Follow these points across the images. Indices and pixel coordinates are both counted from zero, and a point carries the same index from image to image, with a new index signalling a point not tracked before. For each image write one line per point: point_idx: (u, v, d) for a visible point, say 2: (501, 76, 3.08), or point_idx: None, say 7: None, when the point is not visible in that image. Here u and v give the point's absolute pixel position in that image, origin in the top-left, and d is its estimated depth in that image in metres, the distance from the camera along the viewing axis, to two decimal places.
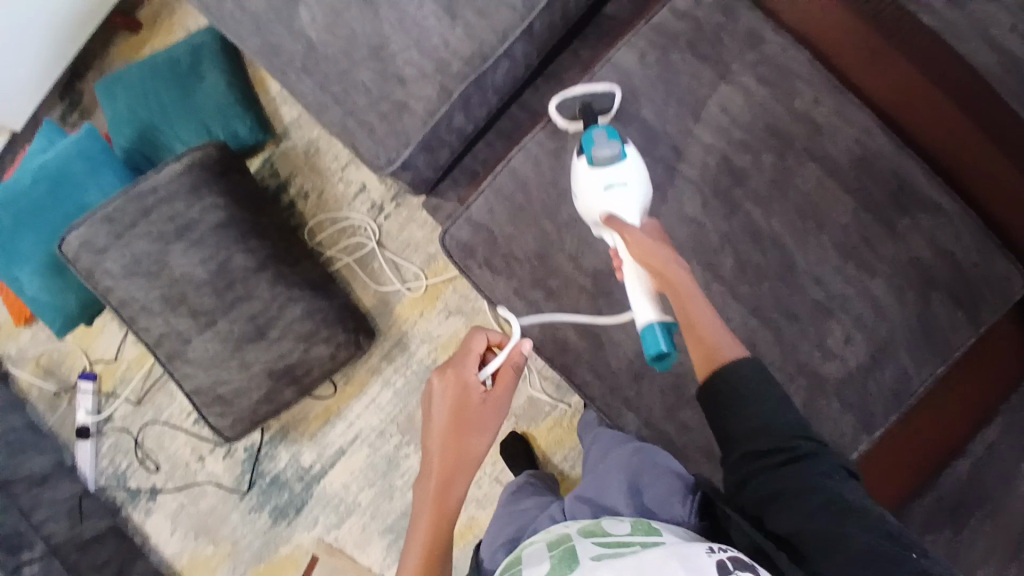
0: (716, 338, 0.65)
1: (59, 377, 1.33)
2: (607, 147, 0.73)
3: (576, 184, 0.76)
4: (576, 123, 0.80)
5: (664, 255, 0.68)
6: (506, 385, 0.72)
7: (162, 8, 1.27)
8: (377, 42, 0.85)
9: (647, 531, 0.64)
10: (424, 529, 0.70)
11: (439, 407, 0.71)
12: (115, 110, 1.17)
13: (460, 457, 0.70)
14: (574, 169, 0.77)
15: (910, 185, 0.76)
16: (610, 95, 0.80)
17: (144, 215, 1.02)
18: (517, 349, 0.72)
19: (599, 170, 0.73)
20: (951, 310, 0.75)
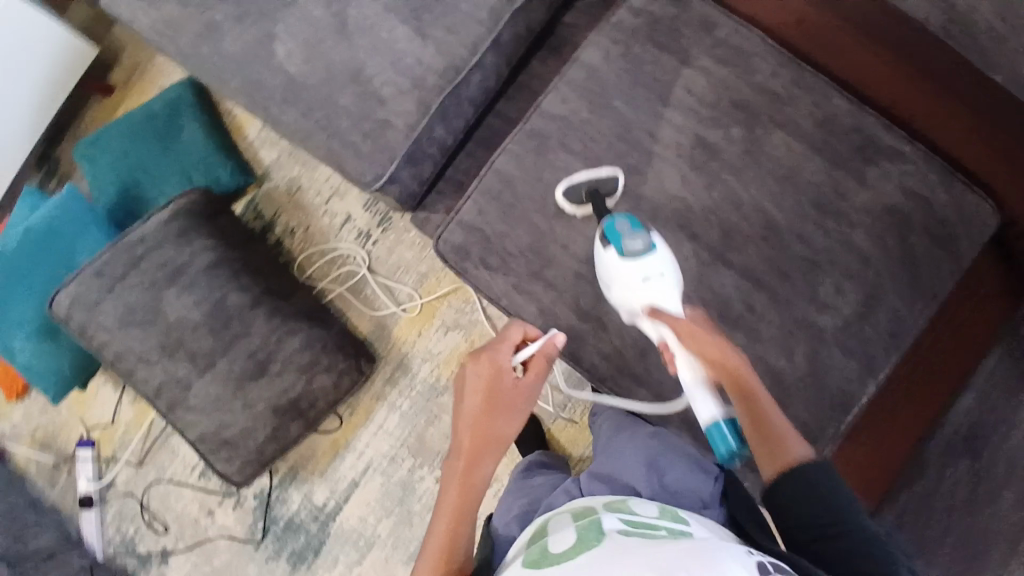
0: (785, 439, 0.65)
1: (56, 449, 1.30)
2: (637, 240, 0.74)
3: (607, 276, 0.76)
4: (585, 209, 0.82)
5: (724, 349, 0.67)
6: (538, 373, 0.76)
7: (134, 70, 1.30)
8: (354, 68, 0.89)
9: (674, 519, 0.65)
10: (450, 505, 0.71)
11: (473, 387, 0.75)
12: (96, 170, 1.19)
13: (491, 436, 0.73)
14: (602, 261, 0.76)
15: (872, 139, 0.81)
16: (615, 180, 0.83)
17: (135, 265, 1.03)
18: (551, 341, 0.76)
19: (632, 263, 0.73)
20: (931, 248, 0.79)
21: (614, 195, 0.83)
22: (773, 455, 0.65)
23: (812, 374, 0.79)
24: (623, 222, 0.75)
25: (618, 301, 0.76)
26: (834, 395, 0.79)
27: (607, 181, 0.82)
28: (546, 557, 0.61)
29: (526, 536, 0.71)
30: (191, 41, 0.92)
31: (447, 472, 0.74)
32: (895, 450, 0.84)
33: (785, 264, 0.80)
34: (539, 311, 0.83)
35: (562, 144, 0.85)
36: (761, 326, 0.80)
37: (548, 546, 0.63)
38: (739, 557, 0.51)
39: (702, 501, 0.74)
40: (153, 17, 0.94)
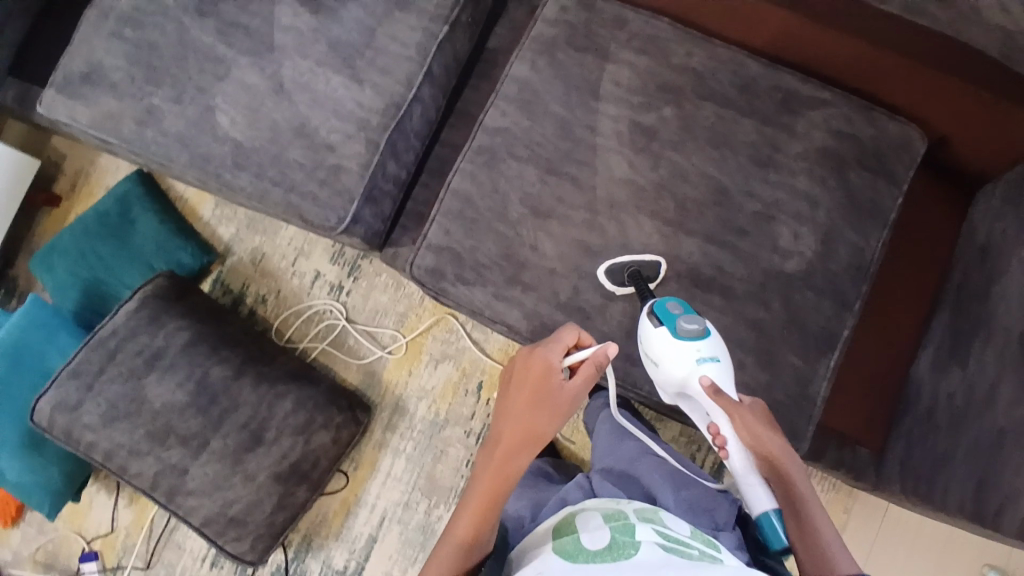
0: (832, 551, 0.66)
1: (60, 568, 1.23)
2: (693, 322, 0.76)
3: (656, 354, 0.77)
4: (625, 288, 0.84)
5: (776, 446, 0.71)
6: (588, 377, 0.74)
7: (77, 176, 1.31)
8: (298, 122, 0.92)
9: (707, 543, 0.66)
10: (481, 488, 0.72)
11: (518, 384, 0.74)
12: (56, 277, 1.18)
13: (529, 434, 0.73)
14: (651, 339, 0.78)
15: (792, 93, 0.87)
16: (658, 266, 0.84)
17: (111, 358, 1.02)
18: (602, 350, 0.73)
19: (686, 345, 0.75)
20: (869, 180, 0.85)
21: (657, 280, 0.84)
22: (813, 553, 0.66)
23: (791, 319, 0.82)
24: (676, 305, 0.78)
25: (665, 378, 0.78)
26: (816, 335, 0.82)
27: (650, 266, 0.84)
28: (580, 552, 0.63)
29: (552, 526, 0.72)
30: (134, 128, 0.94)
31: (482, 458, 0.75)
32: (884, 374, 0.88)
33: (740, 222, 0.85)
34: (522, 314, 0.85)
35: (510, 153, 0.89)
36: (733, 284, 0.83)
37: (581, 541, 0.65)
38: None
39: (715, 523, 0.76)
40: (92, 113, 0.95)
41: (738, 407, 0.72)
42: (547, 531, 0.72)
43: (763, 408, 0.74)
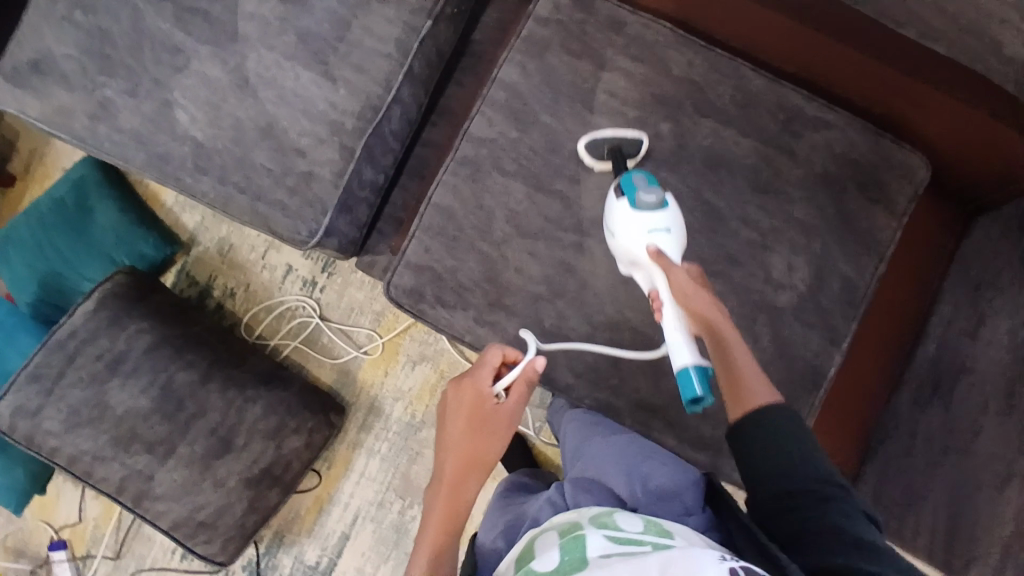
0: (753, 385, 0.64)
1: (30, 555, 1.21)
2: (650, 194, 0.73)
3: (614, 227, 0.74)
4: (603, 164, 0.82)
5: (707, 300, 0.66)
6: (521, 395, 0.73)
7: (32, 155, 1.22)
8: (265, 122, 0.85)
9: (658, 533, 0.62)
10: (432, 527, 0.72)
11: (454, 416, 0.74)
12: (12, 270, 1.12)
13: (472, 461, 0.72)
14: (611, 214, 0.75)
15: (795, 113, 0.82)
16: (639, 144, 0.81)
17: (70, 362, 0.97)
18: (530, 366, 0.72)
19: (640, 214, 0.72)
20: (867, 210, 0.81)
21: (636, 158, 0.82)
22: (737, 397, 0.64)
23: (779, 352, 0.80)
24: (640, 177, 0.74)
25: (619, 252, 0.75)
26: (803, 370, 0.80)
27: (631, 143, 0.81)
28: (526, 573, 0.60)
29: (514, 555, 0.68)
30: (86, 123, 0.86)
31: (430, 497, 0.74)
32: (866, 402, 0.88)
33: (732, 250, 0.81)
34: (504, 340, 0.82)
35: (496, 167, 0.83)
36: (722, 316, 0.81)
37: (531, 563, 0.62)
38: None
39: (685, 508, 0.72)
40: (41, 106, 0.87)
41: (674, 269, 0.69)
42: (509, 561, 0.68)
43: (697, 274, 0.70)
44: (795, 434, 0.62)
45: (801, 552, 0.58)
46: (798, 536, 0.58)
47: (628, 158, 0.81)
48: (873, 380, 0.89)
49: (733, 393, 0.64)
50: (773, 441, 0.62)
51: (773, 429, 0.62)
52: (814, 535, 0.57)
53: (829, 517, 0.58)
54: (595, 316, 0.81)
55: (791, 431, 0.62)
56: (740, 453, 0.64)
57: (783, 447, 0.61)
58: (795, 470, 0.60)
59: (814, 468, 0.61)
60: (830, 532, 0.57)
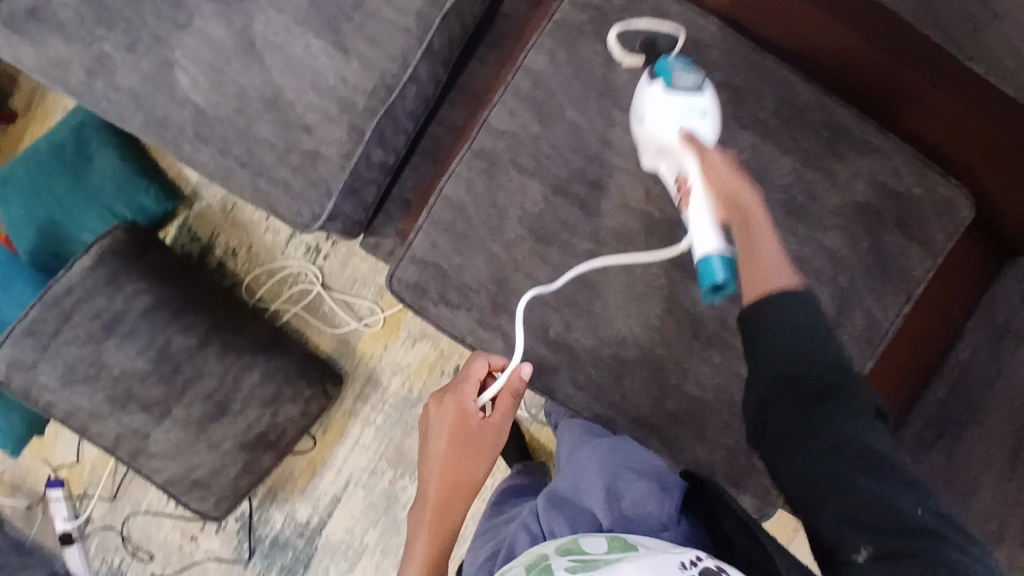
0: (774, 265, 0.59)
1: (27, 490, 1.27)
2: (688, 76, 0.69)
3: (643, 110, 0.70)
4: (634, 57, 0.76)
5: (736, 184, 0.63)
6: (506, 411, 0.77)
7: (33, 93, 1.18)
8: (270, 92, 0.79)
9: (624, 547, 0.62)
10: (423, 547, 0.79)
11: (440, 435, 0.79)
12: (10, 214, 1.09)
13: (458, 484, 0.78)
14: (642, 98, 0.71)
15: (839, 133, 0.76)
16: (675, 40, 0.76)
17: (66, 320, 0.95)
18: (516, 375, 0.75)
19: (676, 97, 0.68)
20: (900, 244, 0.77)
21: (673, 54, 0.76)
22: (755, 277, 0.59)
23: None
24: (677, 60, 0.70)
25: (646, 140, 0.71)
26: None
27: (667, 37, 0.76)
28: None
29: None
30: (81, 76, 0.81)
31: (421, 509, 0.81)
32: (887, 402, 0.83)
33: None
34: (506, 346, 0.79)
35: (513, 163, 0.78)
36: (733, 342, 0.78)
37: None
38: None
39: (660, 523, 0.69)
40: (37, 56, 0.81)
41: (709, 152, 0.66)
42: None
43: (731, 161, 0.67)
44: (811, 322, 0.56)
45: (798, 445, 0.54)
46: (798, 430, 0.54)
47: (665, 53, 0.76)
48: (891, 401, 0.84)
49: (750, 269, 0.60)
50: (787, 329, 0.56)
51: (789, 317, 0.56)
52: (818, 433, 0.54)
53: (837, 416, 0.54)
54: (603, 330, 0.79)
55: (810, 322, 0.56)
56: (748, 337, 0.58)
57: (797, 334, 0.56)
58: (807, 357, 0.55)
59: (828, 356, 0.55)
60: (836, 437, 0.53)
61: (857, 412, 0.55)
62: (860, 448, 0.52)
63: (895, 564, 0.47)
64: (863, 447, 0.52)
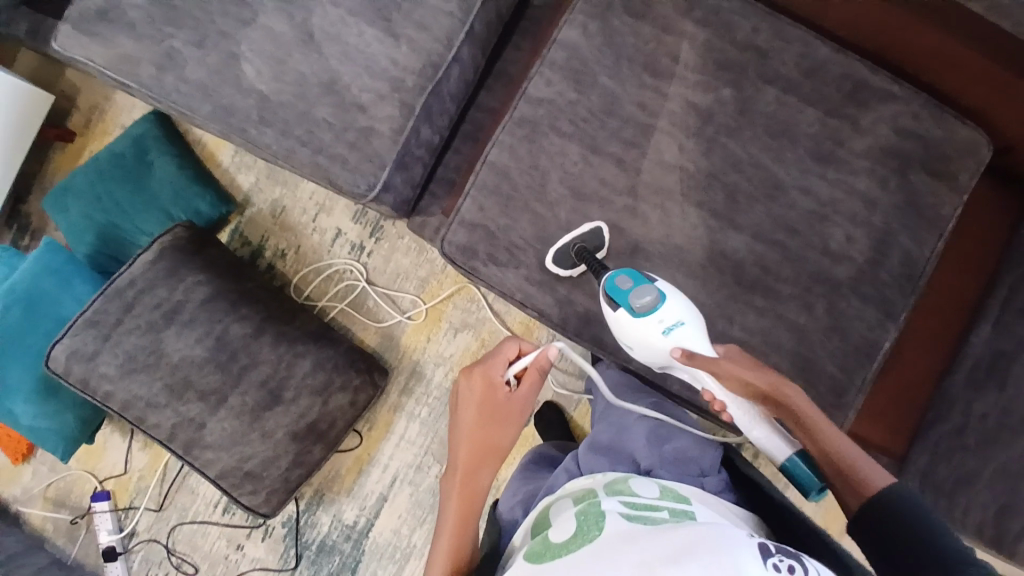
0: (857, 467, 0.62)
1: (71, 505, 1.27)
2: (644, 294, 0.71)
3: (628, 339, 0.73)
4: (577, 268, 0.81)
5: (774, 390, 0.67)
6: (532, 383, 0.85)
7: (92, 111, 1.28)
8: (327, 78, 0.86)
9: (676, 499, 0.67)
10: (453, 513, 0.78)
11: (470, 403, 0.82)
12: (69, 221, 1.16)
13: (488, 448, 0.81)
14: (616, 327, 0.74)
15: (862, 82, 0.81)
16: (600, 234, 0.81)
17: (129, 311, 0.99)
18: (545, 354, 0.84)
19: (647, 321, 0.71)
20: (930, 180, 0.80)
21: (604, 249, 0.81)
22: (848, 486, 0.62)
23: (833, 325, 0.80)
24: (624, 279, 0.73)
25: (645, 359, 0.74)
26: (857, 344, 0.80)
27: (593, 236, 0.81)
28: (547, 549, 0.62)
29: (530, 523, 0.72)
30: (152, 73, 0.89)
31: (446, 482, 0.81)
32: (926, 360, 0.87)
33: (791, 219, 0.81)
34: (555, 300, 0.83)
35: (553, 128, 0.83)
36: (778, 286, 0.80)
37: (549, 536, 0.63)
38: (751, 554, 0.53)
39: (701, 469, 0.75)
40: (107, 53, 0.90)
41: (719, 365, 0.69)
42: (528, 528, 0.72)
43: (742, 355, 0.71)
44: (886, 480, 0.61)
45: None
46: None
47: (596, 252, 0.80)
48: (932, 357, 0.87)
49: (840, 477, 0.63)
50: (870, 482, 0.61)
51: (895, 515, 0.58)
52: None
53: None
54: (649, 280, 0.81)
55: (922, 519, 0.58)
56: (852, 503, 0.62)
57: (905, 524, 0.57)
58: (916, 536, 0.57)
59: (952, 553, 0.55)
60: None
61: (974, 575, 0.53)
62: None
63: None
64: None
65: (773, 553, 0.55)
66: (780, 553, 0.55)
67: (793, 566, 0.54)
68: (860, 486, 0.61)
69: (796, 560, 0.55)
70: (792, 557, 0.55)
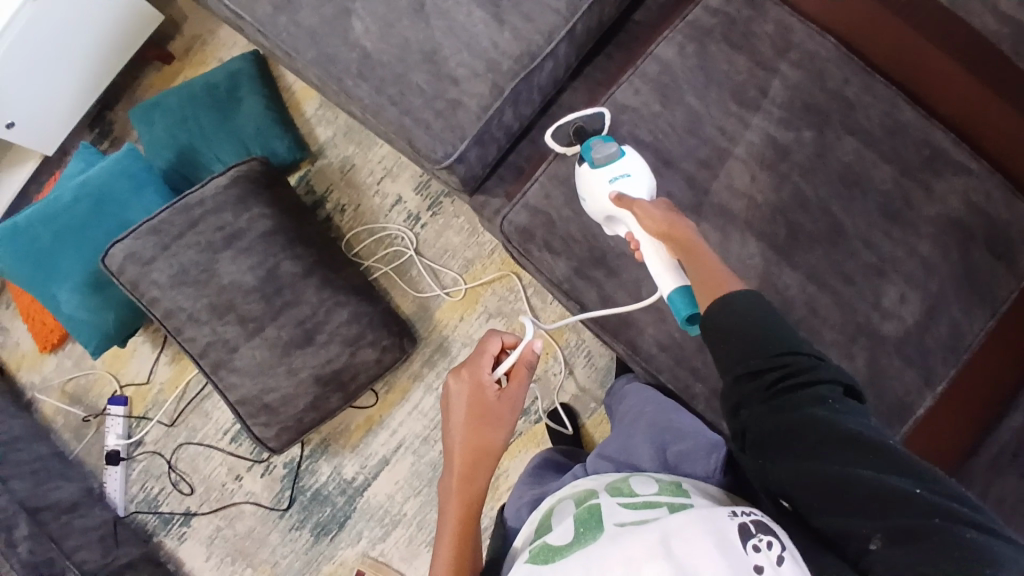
0: (719, 280, 0.65)
1: (87, 403, 1.32)
2: (605, 148, 0.79)
3: (583, 189, 0.81)
4: (573, 147, 0.86)
5: (676, 221, 0.71)
6: (521, 379, 0.83)
7: (194, 41, 1.35)
8: (429, 47, 0.90)
9: (675, 494, 0.67)
10: (452, 518, 0.80)
11: (458, 405, 0.83)
12: (152, 135, 1.22)
13: (481, 451, 0.81)
14: (578, 179, 0.82)
15: (940, 152, 0.84)
16: (601, 116, 0.86)
17: (192, 227, 1.03)
18: (529, 348, 0.83)
19: (601, 168, 0.78)
20: (990, 259, 0.83)
21: (603, 130, 0.87)
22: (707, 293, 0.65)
23: (870, 379, 0.81)
24: (596, 139, 0.81)
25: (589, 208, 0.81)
26: (891, 402, 0.81)
27: (593, 119, 0.87)
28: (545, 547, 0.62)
29: (533, 525, 0.73)
30: (269, 12, 0.93)
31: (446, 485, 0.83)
32: (954, 424, 0.84)
33: (846, 268, 0.83)
34: (601, 297, 0.85)
35: (633, 134, 0.86)
36: (823, 329, 0.82)
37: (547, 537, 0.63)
38: (729, 542, 0.54)
39: (704, 473, 0.77)
40: None
41: (640, 202, 0.75)
42: (530, 530, 0.73)
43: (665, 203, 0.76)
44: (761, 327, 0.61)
45: (779, 449, 0.59)
46: (779, 433, 0.59)
47: (592, 134, 0.86)
48: (959, 421, 0.85)
49: (703, 287, 0.66)
50: (744, 331, 0.61)
51: (733, 321, 0.62)
52: (802, 435, 0.58)
53: (814, 411, 0.58)
54: None
55: (764, 315, 0.62)
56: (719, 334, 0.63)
57: (753, 334, 0.61)
58: (769, 355, 0.60)
59: (793, 353, 0.60)
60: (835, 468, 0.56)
61: (830, 401, 0.59)
62: (862, 441, 0.56)
63: (908, 550, 0.51)
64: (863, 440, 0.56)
65: (752, 534, 0.55)
66: (763, 536, 0.55)
67: (771, 544, 0.54)
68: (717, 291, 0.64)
69: (774, 536, 0.56)
70: (775, 537, 0.55)
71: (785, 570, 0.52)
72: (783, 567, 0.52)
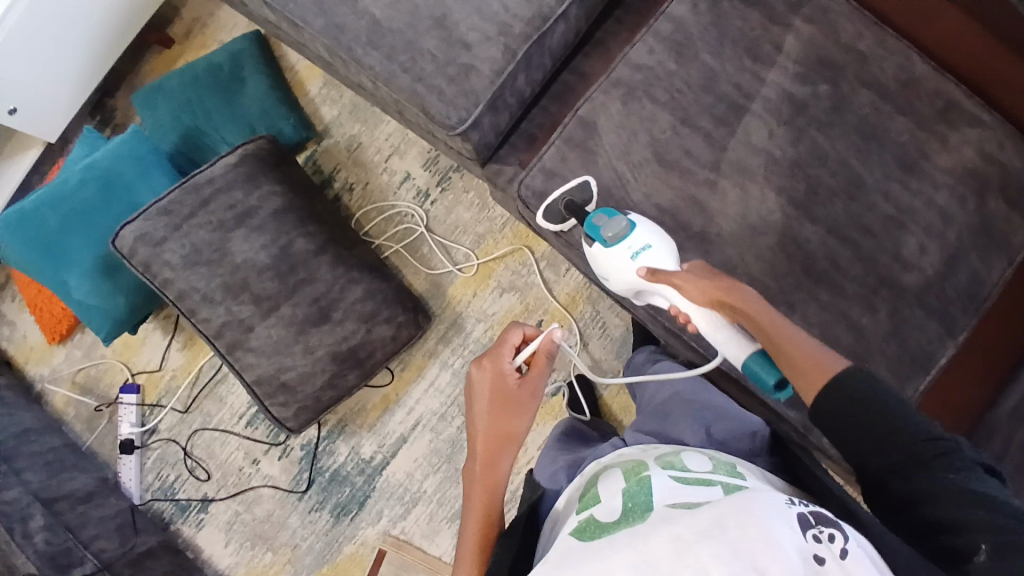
0: (807, 355, 0.62)
1: (98, 393, 1.31)
2: (613, 224, 0.78)
3: (605, 270, 0.79)
4: (568, 223, 0.85)
5: (726, 292, 0.68)
6: (542, 368, 0.83)
7: (193, 24, 1.33)
8: (439, 13, 0.89)
9: (730, 473, 0.66)
10: (477, 504, 0.79)
11: (481, 393, 0.81)
12: (157, 119, 1.21)
13: (505, 436, 0.80)
14: (594, 260, 0.80)
15: (954, 102, 0.84)
16: (587, 186, 0.84)
17: (203, 206, 1.02)
18: (549, 338, 0.81)
19: (617, 247, 0.77)
20: (1007, 207, 0.82)
21: (591, 201, 0.85)
22: (799, 372, 0.62)
23: (894, 330, 0.81)
24: (599, 216, 0.79)
25: (620, 288, 0.78)
26: (915, 354, 0.81)
27: (579, 189, 0.84)
28: (593, 528, 0.61)
29: (575, 490, 0.73)
30: None
31: (468, 471, 0.81)
32: (981, 378, 0.84)
33: (866, 220, 0.83)
34: None
35: (648, 93, 0.86)
36: (844, 282, 0.82)
37: (596, 515, 0.62)
38: (788, 529, 0.52)
39: (751, 448, 0.77)
40: None
41: (675, 276, 0.72)
42: (573, 495, 0.72)
43: (704, 269, 0.73)
44: (877, 400, 0.59)
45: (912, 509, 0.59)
46: (904, 496, 0.59)
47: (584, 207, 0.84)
48: (985, 373, 0.85)
49: (798, 375, 0.62)
50: (860, 406, 0.59)
51: (843, 400, 0.59)
52: (930, 496, 0.57)
53: (944, 476, 0.57)
54: (715, 256, 0.83)
55: (875, 386, 0.60)
56: (833, 415, 0.60)
57: (876, 412, 0.59)
58: (893, 425, 0.59)
59: (913, 420, 0.59)
60: (970, 534, 0.55)
61: (961, 466, 0.57)
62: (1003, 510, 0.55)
63: None
64: (994, 501, 0.55)
65: (812, 524, 0.54)
66: (821, 527, 0.54)
67: (833, 536, 0.54)
68: (816, 377, 0.61)
69: (834, 529, 0.55)
70: (833, 531, 0.54)
71: (849, 564, 0.51)
72: (847, 561, 0.51)
